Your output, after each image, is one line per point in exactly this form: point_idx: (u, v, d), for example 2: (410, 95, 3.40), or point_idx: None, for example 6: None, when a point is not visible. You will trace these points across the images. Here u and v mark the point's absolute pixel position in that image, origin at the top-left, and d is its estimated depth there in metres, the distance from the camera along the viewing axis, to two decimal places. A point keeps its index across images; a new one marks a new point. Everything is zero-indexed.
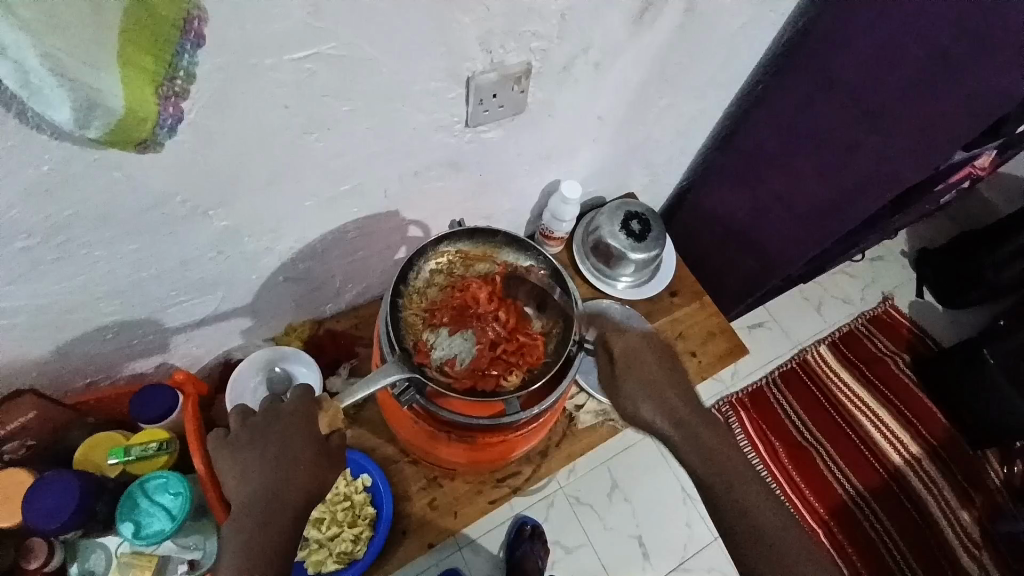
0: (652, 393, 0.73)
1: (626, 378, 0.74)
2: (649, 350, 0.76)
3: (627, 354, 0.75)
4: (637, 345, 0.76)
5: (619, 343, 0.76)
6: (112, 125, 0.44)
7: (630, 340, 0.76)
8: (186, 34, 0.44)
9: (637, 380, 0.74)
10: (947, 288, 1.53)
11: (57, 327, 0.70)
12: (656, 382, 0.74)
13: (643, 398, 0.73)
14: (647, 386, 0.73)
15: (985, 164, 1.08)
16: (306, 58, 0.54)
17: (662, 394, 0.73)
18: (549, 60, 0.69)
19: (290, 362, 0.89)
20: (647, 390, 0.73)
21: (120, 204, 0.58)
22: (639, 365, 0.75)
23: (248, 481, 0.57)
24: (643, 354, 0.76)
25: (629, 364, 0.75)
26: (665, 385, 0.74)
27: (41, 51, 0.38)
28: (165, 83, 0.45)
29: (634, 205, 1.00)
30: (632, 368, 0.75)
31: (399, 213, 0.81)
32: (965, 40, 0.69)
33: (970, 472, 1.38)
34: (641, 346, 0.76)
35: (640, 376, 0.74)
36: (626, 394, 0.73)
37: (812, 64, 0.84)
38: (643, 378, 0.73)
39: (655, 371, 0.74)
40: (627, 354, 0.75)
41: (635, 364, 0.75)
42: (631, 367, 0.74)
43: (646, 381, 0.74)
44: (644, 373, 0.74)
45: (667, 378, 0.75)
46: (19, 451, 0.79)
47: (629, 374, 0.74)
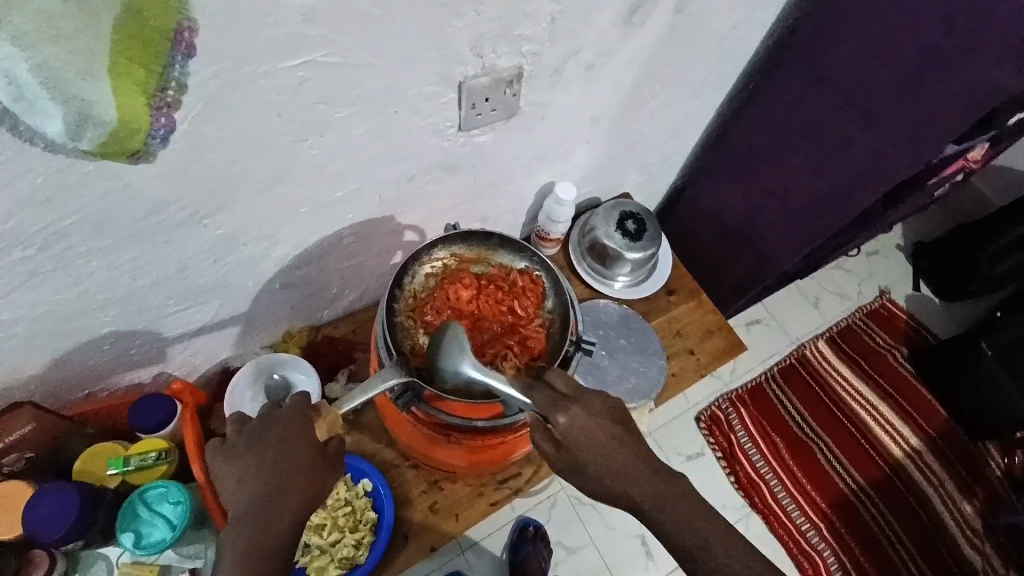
0: (610, 474, 0.60)
1: (581, 462, 0.59)
2: (599, 418, 0.61)
3: (574, 434, 0.59)
4: (585, 420, 0.59)
5: (564, 422, 0.58)
6: (104, 136, 0.45)
7: (576, 412, 0.59)
8: (177, 45, 0.44)
9: (593, 465, 0.59)
10: (944, 280, 1.53)
11: (54, 339, 0.70)
12: (614, 457, 0.60)
13: (602, 479, 0.60)
14: (647, 446, 0.62)
15: (977, 157, 1.09)
16: (299, 66, 0.54)
17: (625, 472, 0.60)
18: (541, 63, 0.70)
19: (289, 368, 0.89)
20: (604, 474, 0.59)
21: (115, 213, 0.58)
22: (638, 424, 0.63)
23: (244, 490, 0.57)
24: (641, 405, 0.64)
25: (582, 445, 0.59)
26: (623, 455, 0.60)
27: (35, 62, 0.38)
28: (156, 94, 0.45)
29: (629, 205, 1.01)
30: (586, 453, 0.59)
31: (394, 217, 0.81)
32: (956, 36, 0.70)
33: (970, 463, 1.38)
34: (591, 420, 0.60)
35: (597, 459, 0.59)
36: (586, 479, 0.60)
37: (802, 61, 0.85)
38: (600, 459, 0.59)
39: (612, 447, 0.60)
40: (573, 437, 0.59)
41: (633, 424, 0.63)
42: (630, 429, 0.62)
43: (606, 461, 0.59)
44: (601, 450, 0.59)
45: (621, 452, 0.60)
46: (18, 463, 0.78)
47: (585, 456, 0.59)
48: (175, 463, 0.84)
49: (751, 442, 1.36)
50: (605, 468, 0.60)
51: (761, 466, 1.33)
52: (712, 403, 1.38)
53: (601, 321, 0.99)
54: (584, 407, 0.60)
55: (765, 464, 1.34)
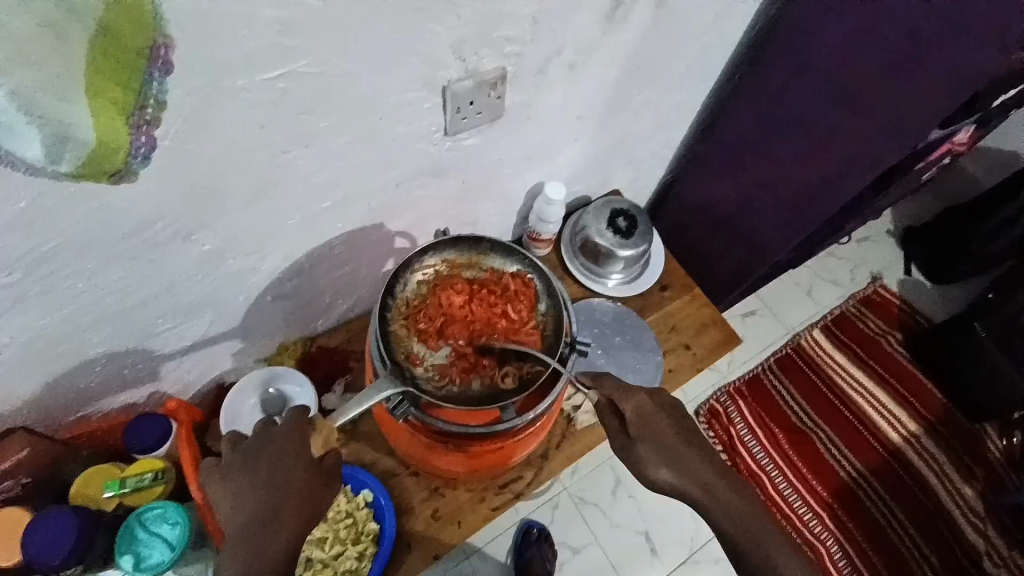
0: (668, 461, 0.62)
1: (641, 443, 0.63)
2: (665, 410, 0.66)
3: (641, 418, 0.64)
4: (648, 406, 0.65)
5: (631, 406, 0.64)
6: (85, 157, 0.44)
7: (643, 398, 0.65)
8: (153, 62, 0.43)
9: (655, 448, 0.62)
10: (934, 263, 1.54)
11: (44, 363, 0.69)
12: (674, 445, 0.64)
13: (661, 467, 0.62)
14: (666, 455, 0.63)
15: (963, 140, 1.09)
16: (279, 77, 0.53)
17: (682, 460, 0.63)
18: (524, 63, 0.69)
19: (284, 381, 0.88)
20: (665, 459, 0.62)
21: (100, 234, 0.57)
22: (656, 432, 0.64)
23: (240, 509, 0.56)
24: (661, 418, 0.65)
25: (643, 430, 0.63)
26: (682, 447, 0.64)
27: (9, 88, 0.38)
28: (135, 112, 0.45)
29: (619, 202, 1.01)
30: (648, 435, 0.63)
31: (384, 224, 0.81)
32: (937, 20, 0.69)
33: (969, 445, 1.39)
34: (655, 407, 0.65)
35: (657, 446, 0.63)
36: (638, 463, 0.63)
37: (787, 49, 0.85)
38: (663, 446, 0.63)
39: (671, 435, 0.64)
40: (643, 420, 0.64)
41: (652, 433, 0.63)
42: (647, 437, 0.63)
43: (663, 447, 0.63)
44: (661, 439, 0.63)
45: (684, 443, 0.64)
46: (14, 490, 0.77)
47: (644, 439, 0.63)
48: (172, 482, 0.83)
49: (750, 433, 1.36)
50: (666, 457, 0.63)
51: (760, 456, 1.34)
52: (711, 396, 1.38)
53: (596, 319, 0.99)
54: (649, 397, 0.66)
55: (764, 453, 1.35)
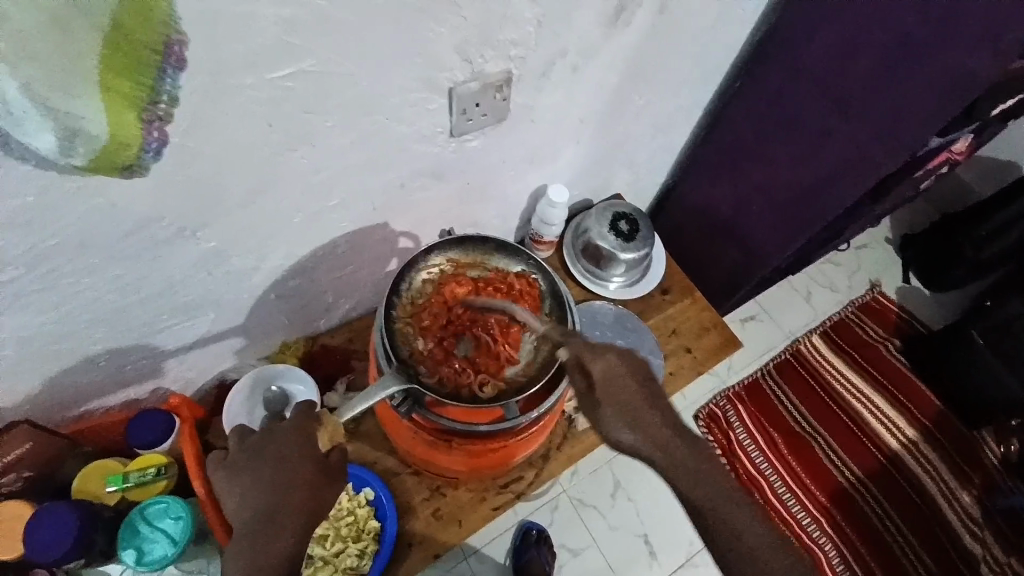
0: (632, 421, 0.61)
1: (604, 404, 0.61)
2: (632, 370, 0.63)
3: (607, 379, 0.61)
4: (615, 368, 0.62)
5: (598, 366, 0.61)
6: (96, 152, 0.45)
7: (611, 361, 0.62)
8: (166, 59, 0.44)
9: (616, 408, 0.61)
10: (932, 271, 1.55)
11: (46, 358, 0.69)
12: (637, 403, 0.62)
13: (623, 428, 0.61)
14: (631, 420, 0.61)
15: (961, 148, 1.10)
16: (286, 76, 0.54)
17: (642, 419, 0.62)
18: (527, 66, 0.70)
19: (286, 379, 0.88)
20: (626, 417, 0.61)
21: (108, 229, 0.58)
22: (624, 392, 0.62)
23: (246, 505, 0.57)
24: (627, 374, 0.62)
25: (607, 392, 0.61)
26: (644, 405, 0.62)
27: (21, 82, 0.38)
28: (147, 108, 0.46)
29: (621, 205, 1.02)
30: (613, 396, 0.61)
31: (387, 224, 0.81)
32: (930, 25, 0.70)
33: (967, 451, 1.40)
34: (623, 367, 0.62)
35: (623, 408, 0.61)
36: (603, 422, 0.62)
37: (783, 55, 0.87)
38: (627, 408, 0.61)
39: (633, 395, 0.62)
40: (608, 379, 0.61)
41: (618, 392, 0.61)
42: (611, 395, 0.61)
43: (631, 409, 0.61)
44: (624, 398, 0.61)
45: (647, 403, 0.62)
46: (15, 484, 0.77)
47: (608, 401, 0.61)
48: (174, 478, 0.83)
49: (749, 438, 1.37)
50: (630, 419, 0.61)
51: (759, 460, 1.35)
52: (711, 401, 1.39)
53: (597, 321, 1.00)
54: (618, 360, 0.63)
55: (762, 457, 1.36)
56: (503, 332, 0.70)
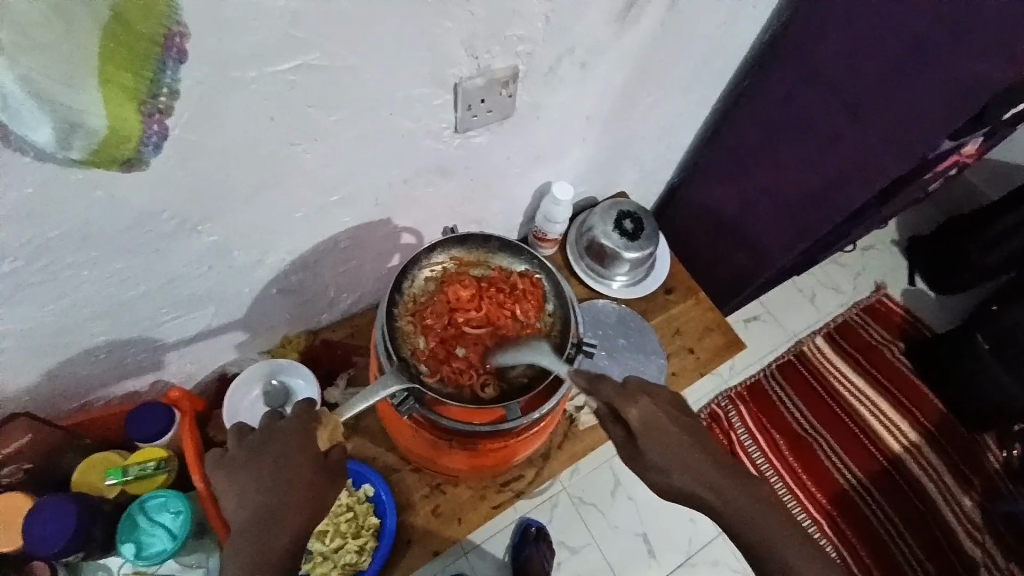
0: (680, 465, 0.62)
1: (649, 450, 0.62)
2: (665, 409, 0.64)
3: (647, 423, 0.62)
4: (654, 411, 0.63)
5: (635, 413, 0.62)
6: (94, 145, 0.44)
7: (646, 406, 0.63)
8: (167, 50, 0.43)
9: (660, 454, 0.62)
10: (938, 274, 1.54)
11: (47, 350, 0.69)
12: (682, 446, 0.63)
13: (673, 470, 0.62)
14: (675, 462, 0.62)
15: (971, 151, 1.09)
16: (289, 69, 0.53)
17: (694, 461, 0.63)
18: (534, 62, 0.69)
19: (287, 374, 0.88)
20: (676, 461, 0.62)
21: (108, 223, 0.57)
22: (663, 435, 0.62)
23: (245, 502, 0.57)
24: (662, 415, 0.63)
25: (649, 434, 0.62)
26: (691, 449, 0.63)
27: (18, 73, 0.37)
28: (147, 100, 0.45)
29: (625, 203, 1.01)
30: (657, 440, 0.62)
31: (390, 220, 0.81)
32: (941, 26, 0.69)
33: (970, 456, 1.39)
34: (659, 411, 0.63)
35: (665, 452, 0.62)
36: (653, 468, 0.62)
37: (795, 55, 0.85)
38: (669, 451, 0.62)
39: (677, 437, 0.63)
40: (648, 426, 0.62)
41: (659, 437, 0.62)
42: (655, 443, 0.62)
43: (672, 451, 0.62)
44: (668, 441, 0.62)
45: (687, 439, 0.63)
46: (16, 475, 0.77)
47: (652, 446, 0.62)
48: (173, 472, 0.83)
49: (750, 438, 1.36)
50: (675, 460, 0.62)
51: (760, 462, 1.34)
52: (712, 401, 1.38)
53: (600, 321, 0.99)
54: (652, 401, 0.64)
55: (764, 459, 1.35)
56: (508, 331, 0.70)
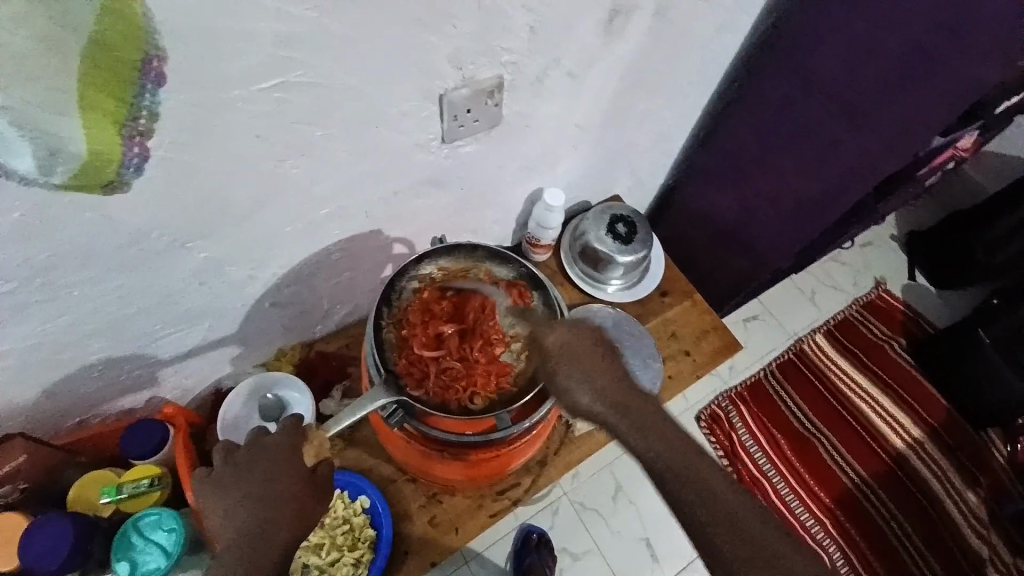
0: (590, 382, 0.62)
1: (560, 370, 0.62)
2: (589, 339, 0.65)
3: (562, 348, 0.64)
4: (574, 339, 0.65)
5: (552, 338, 0.65)
6: (77, 169, 0.48)
7: (565, 332, 0.65)
8: (146, 75, 0.45)
9: (573, 371, 0.62)
10: (939, 270, 1.53)
11: (41, 370, 0.69)
12: (596, 370, 0.62)
13: (583, 389, 0.61)
14: (585, 381, 0.62)
15: (967, 146, 1.08)
16: (274, 87, 0.53)
17: (605, 385, 0.62)
18: (522, 72, 0.69)
19: (282, 388, 0.87)
20: (584, 384, 0.62)
21: (95, 243, 0.57)
22: (578, 359, 0.63)
23: (230, 522, 0.56)
24: (580, 343, 0.64)
25: (563, 357, 0.63)
26: (606, 373, 0.63)
27: (3, 106, 0.41)
28: (128, 123, 0.47)
29: (620, 208, 1.01)
30: (568, 363, 0.63)
31: (382, 231, 0.81)
32: (942, 34, 0.70)
33: (974, 453, 1.38)
34: (579, 338, 0.64)
35: (578, 371, 0.62)
36: (563, 385, 0.62)
37: (789, 60, 0.84)
38: (580, 370, 0.62)
39: (594, 359, 0.63)
40: (563, 349, 0.64)
41: (573, 359, 0.63)
42: (567, 362, 0.63)
43: (585, 373, 0.62)
44: (585, 367, 0.62)
45: (609, 368, 0.63)
46: (13, 495, 0.77)
47: (564, 367, 0.63)
48: (168, 488, 0.83)
49: (752, 439, 1.35)
50: (587, 380, 0.62)
51: (763, 462, 1.34)
52: (713, 402, 1.37)
53: (594, 325, 0.98)
54: (574, 330, 0.65)
55: (766, 460, 1.34)
56: (483, 315, 0.70)
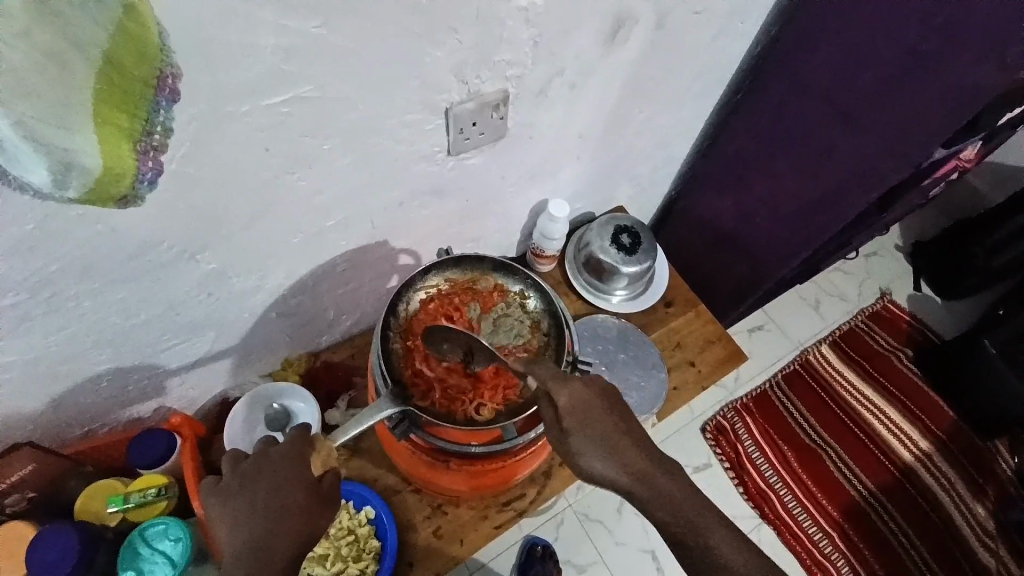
0: (603, 452, 0.57)
1: (570, 433, 0.58)
2: (601, 395, 0.60)
3: (574, 406, 0.59)
4: (583, 394, 0.59)
5: (563, 395, 0.59)
6: (89, 185, 0.44)
7: (577, 387, 0.60)
8: (160, 91, 0.44)
9: (588, 437, 0.58)
10: (943, 279, 1.53)
11: (49, 380, 0.70)
12: (608, 434, 0.58)
13: (595, 458, 0.57)
14: (598, 448, 0.57)
15: (970, 156, 1.08)
16: (283, 102, 0.55)
17: (619, 451, 0.58)
18: (525, 85, 0.70)
19: (287, 397, 0.88)
20: (596, 452, 0.57)
21: (105, 255, 0.58)
22: (592, 417, 0.59)
23: (237, 533, 0.57)
24: (591, 399, 0.60)
25: (577, 417, 0.58)
26: (620, 438, 0.58)
27: (13, 120, 0.37)
28: (142, 139, 0.45)
29: (623, 218, 1.02)
30: (581, 424, 0.58)
31: (387, 242, 0.81)
32: (934, 36, 0.69)
33: (982, 464, 1.37)
34: (590, 393, 0.60)
35: (591, 434, 0.58)
36: (575, 450, 0.58)
37: (785, 70, 0.86)
38: (593, 435, 0.58)
39: (608, 423, 0.59)
40: (575, 407, 0.59)
41: (587, 419, 0.58)
42: (579, 423, 0.58)
43: (598, 439, 0.58)
44: (598, 428, 0.58)
45: (623, 432, 0.59)
46: (20, 503, 0.78)
47: (577, 430, 0.58)
48: (174, 498, 0.83)
49: (757, 449, 1.35)
50: (602, 446, 0.58)
51: (769, 474, 1.33)
52: (717, 413, 1.37)
53: (600, 336, 0.99)
54: (584, 384, 0.61)
55: (771, 470, 1.33)
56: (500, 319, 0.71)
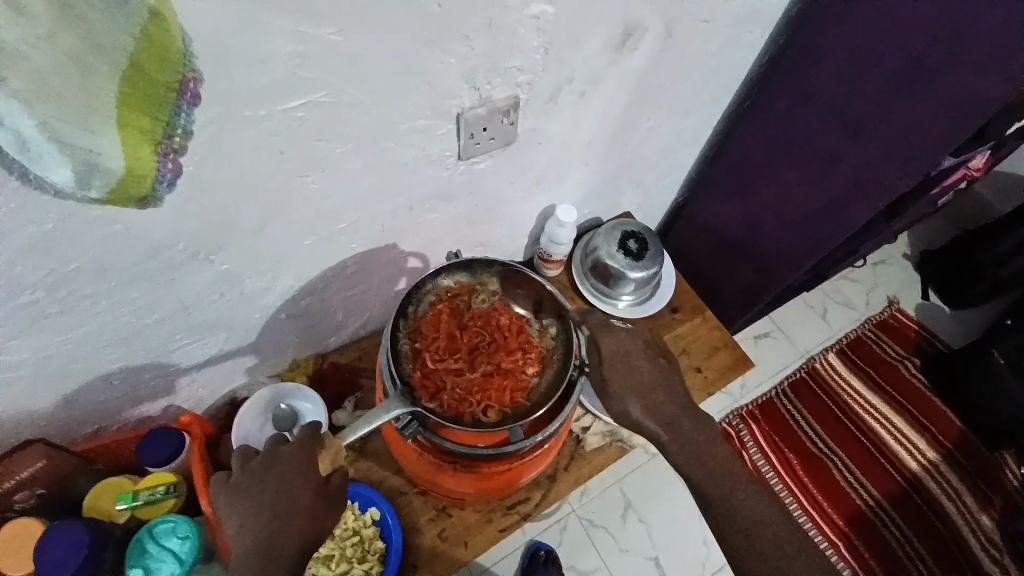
0: (638, 393, 0.69)
1: (609, 376, 0.69)
2: (642, 346, 0.72)
3: (616, 355, 0.70)
4: (625, 343, 0.72)
5: (608, 342, 0.71)
6: (112, 185, 0.44)
7: (623, 337, 0.72)
8: (182, 96, 0.45)
9: (628, 384, 0.69)
10: (951, 288, 1.52)
11: (62, 378, 0.71)
12: (650, 381, 0.70)
13: (633, 399, 0.68)
14: (635, 391, 0.69)
15: (978, 165, 1.08)
16: (298, 107, 0.56)
17: (653, 395, 0.69)
18: (536, 91, 0.71)
19: (295, 398, 0.88)
20: (631, 393, 0.69)
21: (121, 255, 0.59)
22: (628, 365, 0.70)
23: (245, 531, 0.57)
24: (636, 351, 0.71)
25: (617, 361, 0.70)
26: (657, 386, 0.70)
27: (39, 120, 0.39)
28: (164, 141, 0.46)
29: (630, 224, 1.02)
30: (618, 367, 0.70)
31: (396, 245, 0.82)
32: (939, 45, 0.70)
33: (991, 475, 1.35)
34: (633, 343, 0.72)
35: (625, 372, 0.70)
36: (615, 391, 0.69)
37: (791, 78, 0.87)
38: (631, 382, 0.69)
39: (646, 374, 0.70)
40: (616, 354, 0.70)
41: (623, 367, 0.70)
42: (622, 365, 0.70)
43: (632, 379, 0.69)
44: (635, 376, 0.69)
45: (658, 376, 0.71)
46: (30, 501, 0.78)
47: (615, 376, 0.69)
48: (182, 496, 0.83)
49: (762, 457, 1.34)
50: (638, 393, 0.69)
51: (774, 482, 1.32)
52: (722, 420, 1.37)
53: None
54: (631, 336, 0.73)
55: (777, 478, 1.33)
56: (510, 323, 0.73)
